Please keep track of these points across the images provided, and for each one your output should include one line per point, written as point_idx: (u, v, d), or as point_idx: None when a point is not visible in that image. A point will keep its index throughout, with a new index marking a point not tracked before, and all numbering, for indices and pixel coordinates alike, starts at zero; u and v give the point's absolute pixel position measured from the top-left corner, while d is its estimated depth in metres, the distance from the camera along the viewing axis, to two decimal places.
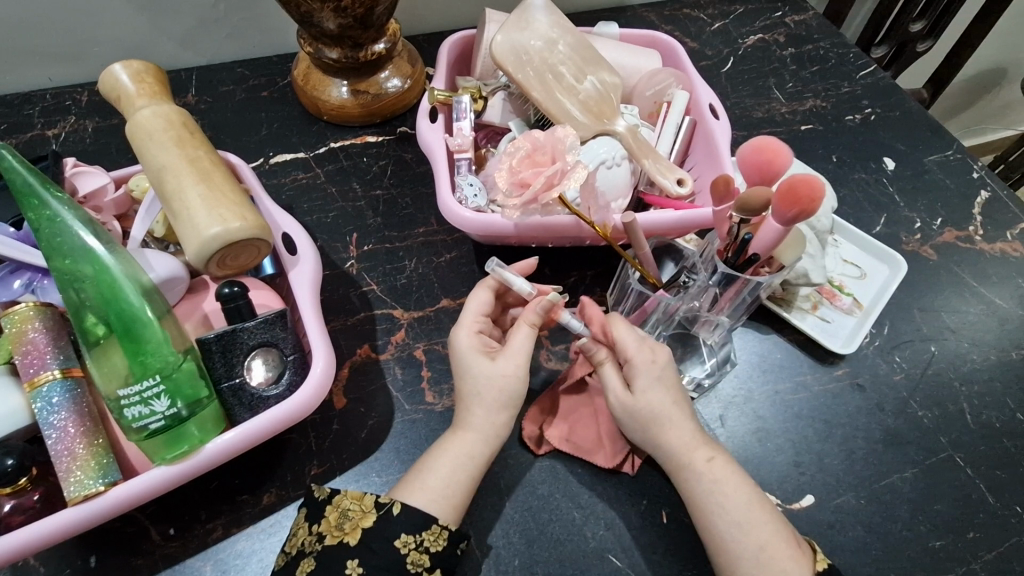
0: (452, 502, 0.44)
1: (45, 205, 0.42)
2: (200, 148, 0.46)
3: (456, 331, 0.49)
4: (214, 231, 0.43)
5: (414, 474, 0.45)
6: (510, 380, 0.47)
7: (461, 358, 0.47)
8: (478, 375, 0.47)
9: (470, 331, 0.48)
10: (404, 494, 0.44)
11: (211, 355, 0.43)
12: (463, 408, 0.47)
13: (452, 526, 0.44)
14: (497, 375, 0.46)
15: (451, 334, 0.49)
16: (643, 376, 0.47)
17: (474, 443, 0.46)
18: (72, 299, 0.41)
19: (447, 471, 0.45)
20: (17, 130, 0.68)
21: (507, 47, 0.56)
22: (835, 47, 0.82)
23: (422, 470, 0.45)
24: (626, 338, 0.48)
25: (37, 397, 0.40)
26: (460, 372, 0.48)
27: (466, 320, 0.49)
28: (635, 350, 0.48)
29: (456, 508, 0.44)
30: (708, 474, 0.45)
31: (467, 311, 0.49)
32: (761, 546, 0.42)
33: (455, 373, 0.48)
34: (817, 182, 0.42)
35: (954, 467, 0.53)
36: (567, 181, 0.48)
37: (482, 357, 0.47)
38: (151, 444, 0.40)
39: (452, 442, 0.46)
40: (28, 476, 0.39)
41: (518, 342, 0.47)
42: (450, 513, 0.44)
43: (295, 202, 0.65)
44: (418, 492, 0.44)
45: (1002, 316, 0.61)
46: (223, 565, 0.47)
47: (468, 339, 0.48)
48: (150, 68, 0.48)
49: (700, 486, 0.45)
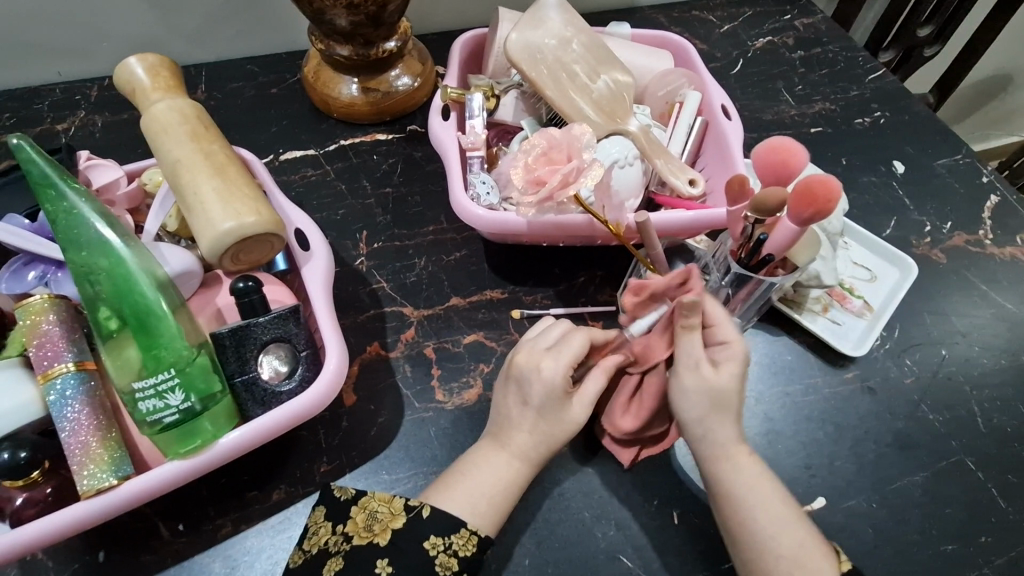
0: (490, 509, 0.44)
1: (63, 198, 0.41)
2: (215, 142, 0.46)
3: (546, 362, 0.46)
4: (228, 226, 0.43)
5: (451, 480, 0.45)
6: (576, 426, 0.46)
7: (543, 398, 0.45)
8: (556, 418, 0.45)
9: (566, 369, 0.45)
10: (435, 497, 0.44)
11: (225, 350, 0.43)
12: (505, 427, 0.47)
13: (484, 532, 0.43)
14: (572, 421, 0.45)
15: (537, 360, 0.46)
16: (732, 361, 0.45)
17: (504, 459, 0.45)
18: (87, 292, 0.41)
19: (477, 475, 0.45)
20: (27, 124, 0.67)
21: (521, 45, 0.56)
22: (844, 51, 0.82)
23: (456, 477, 0.45)
24: (719, 319, 0.46)
25: (51, 389, 0.40)
26: (536, 413, 0.46)
27: (564, 356, 0.46)
28: (733, 336, 0.45)
29: (493, 519, 0.44)
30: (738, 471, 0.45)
31: (568, 347, 0.46)
32: (791, 549, 0.42)
33: (522, 406, 0.46)
34: (833, 182, 0.42)
35: (965, 470, 0.53)
36: (583, 180, 0.48)
37: (560, 397, 0.45)
38: (164, 439, 0.40)
39: (484, 453, 0.46)
40: (41, 469, 0.39)
41: (593, 384, 0.46)
42: (483, 519, 0.43)
43: (304, 200, 0.65)
44: (457, 499, 0.44)
45: (1012, 320, 0.61)
46: (232, 562, 0.46)
47: (561, 374, 0.45)
48: (165, 61, 0.48)
49: (733, 486, 0.44)
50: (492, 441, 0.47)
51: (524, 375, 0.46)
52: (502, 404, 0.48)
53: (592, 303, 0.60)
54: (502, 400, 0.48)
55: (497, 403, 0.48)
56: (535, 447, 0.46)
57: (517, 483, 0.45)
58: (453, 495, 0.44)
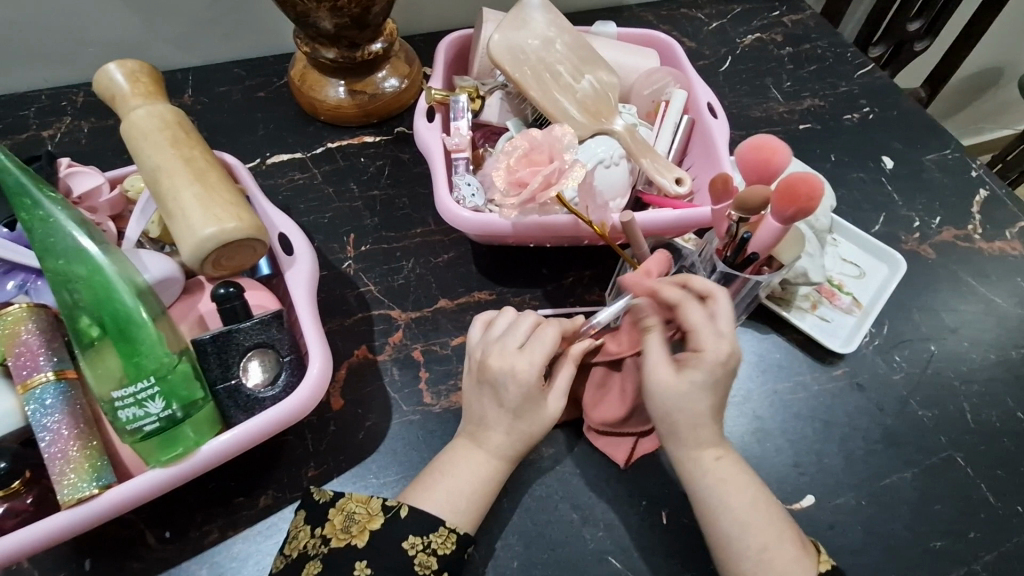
0: (469, 507, 0.44)
1: (38, 206, 0.41)
2: (195, 148, 0.46)
3: (519, 364, 0.45)
4: (209, 231, 0.42)
5: (431, 480, 0.45)
6: (553, 420, 0.46)
7: (519, 399, 0.45)
8: (533, 415, 0.45)
9: (540, 368, 0.45)
10: (415, 499, 0.44)
11: (207, 355, 0.42)
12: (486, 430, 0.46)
13: (463, 529, 0.43)
14: (547, 417, 0.46)
15: (510, 363, 0.45)
16: (700, 368, 0.43)
17: (491, 463, 0.45)
18: (66, 300, 0.41)
19: (459, 478, 0.45)
20: (12, 131, 0.67)
21: (504, 46, 0.55)
22: (832, 47, 0.82)
23: (436, 475, 0.45)
24: (697, 326, 0.44)
25: (31, 399, 0.40)
26: (511, 413, 0.45)
27: (535, 356, 0.45)
28: (712, 342, 0.43)
29: (473, 515, 0.44)
30: (718, 469, 0.44)
31: (540, 344, 0.46)
32: (766, 543, 0.42)
33: (498, 407, 0.46)
34: (816, 180, 0.42)
35: (954, 466, 0.52)
36: (565, 180, 0.48)
37: (537, 395, 0.45)
38: (145, 446, 0.39)
39: (465, 458, 0.46)
40: (21, 480, 0.39)
41: (564, 377, 0.47)
42: (461, 516, 0.44)
43: (291, 203, 0.65)
44: (434, 498, 0.44)
45: (1000, 314, 0.61)
46: (218, 569, 0.46)
47: (535, 375, 0.45)
48: (145, 67, 0.48)
49: (703, 487, 0.44)
50: (472, 441, 0.46)
51: (499, 377, 0.45)
52: (476, 403, 0.47)
53: (580, 303, 0.60)
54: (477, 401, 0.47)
55: (468, 401, 0.48)
56: (517, 449, 0.45)
57: (501, 483, 0.45)
58: (434, 495, 0.44)
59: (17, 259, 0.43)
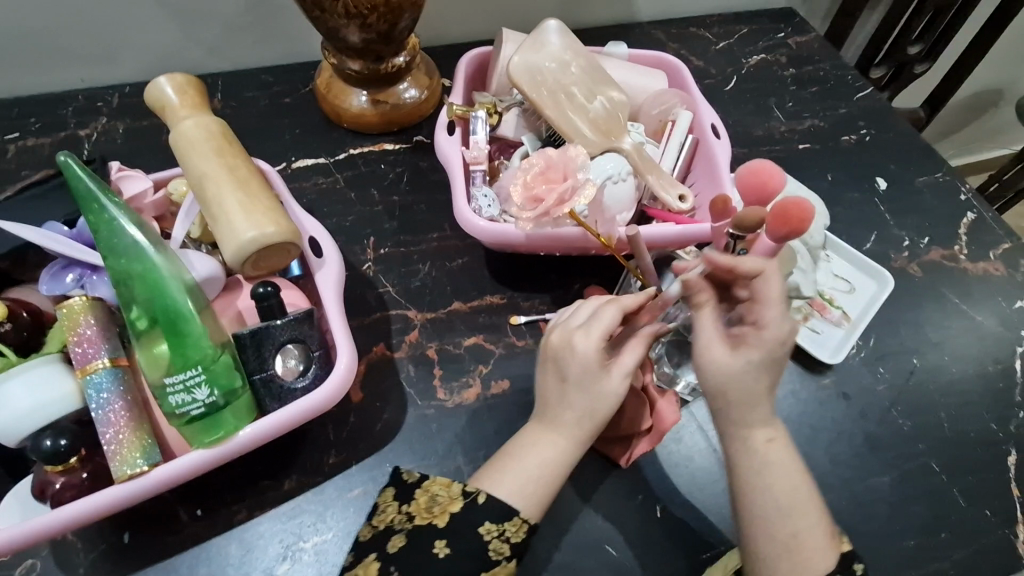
0: (533, 490, 0.46)
1: (104, 210, 0.45)
2: (238, 158, 0.50)
3: (578, 341, 0.47)
4: (250, 235, 0.46)
5: (501, 466, 0.48)
6: (616, 400, 0.47)
7: (578, 373, 0.47)
8: (592, 391, 0.47)
9: (598, 345, 0.47)
10: (489, 484, 0.47)
11: (245, 349, 0.46)
12: (548, 409, 0.49)
13: (533, 519, 0.46)
14: (610, 393, 0.47)
15: (570, 338, 0.48)
16: (758, 348, 0.44)
17: (540, 442, 0.48)
18: (125, 295, 0.45)
19: (521, 463, 0.47)
20: (53, 129, 0.71)
21: (523, 68, 0.59)
22: (834, 69, 0.86)
23: (505, 461, 0.48)
24: (772, 296, 0.44)
25: (88, 384, 0.43)
26: (570, 390, 0.48)
27: (596, 330, 0.47)
28: (775, 322, 0.44)
29: (537, 502, 0.47)
30: (767, 454, 0.45)
31: (599, 323, 0.48)
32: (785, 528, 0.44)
33: (561, 382, 0.48)
34: (807, 203, 0.45)
35: (930, 472, 0.56)
36: (578, 198, 0.52)
37: (597, 371, 0.47)
38: (189, 429, 0.43)
39: (541, 438, 0.48)
40: (78, 456, 0.43)
41: (630, 356, 0.47)
42: (530, 504, 0.46)
43: (315, 206, 0.69)
44: (503, 482, 0.47)
45: (981, 331, 0.64)
46: (247, 545, 0.50)
47: (593, 350, 0.47)
48: (192, 81, 0.52)
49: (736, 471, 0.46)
50: (539, 424, 0.49)
51: (560, 351, 0.48)
52: (542, 378, 0.50)
53: None
54: (542, 378, 0.50)
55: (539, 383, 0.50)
56: (582, 424, 0.48)
57: (548, 459, 0.47)
58: (502, 478, 0.47)
59: (74, 255, 0.47)
